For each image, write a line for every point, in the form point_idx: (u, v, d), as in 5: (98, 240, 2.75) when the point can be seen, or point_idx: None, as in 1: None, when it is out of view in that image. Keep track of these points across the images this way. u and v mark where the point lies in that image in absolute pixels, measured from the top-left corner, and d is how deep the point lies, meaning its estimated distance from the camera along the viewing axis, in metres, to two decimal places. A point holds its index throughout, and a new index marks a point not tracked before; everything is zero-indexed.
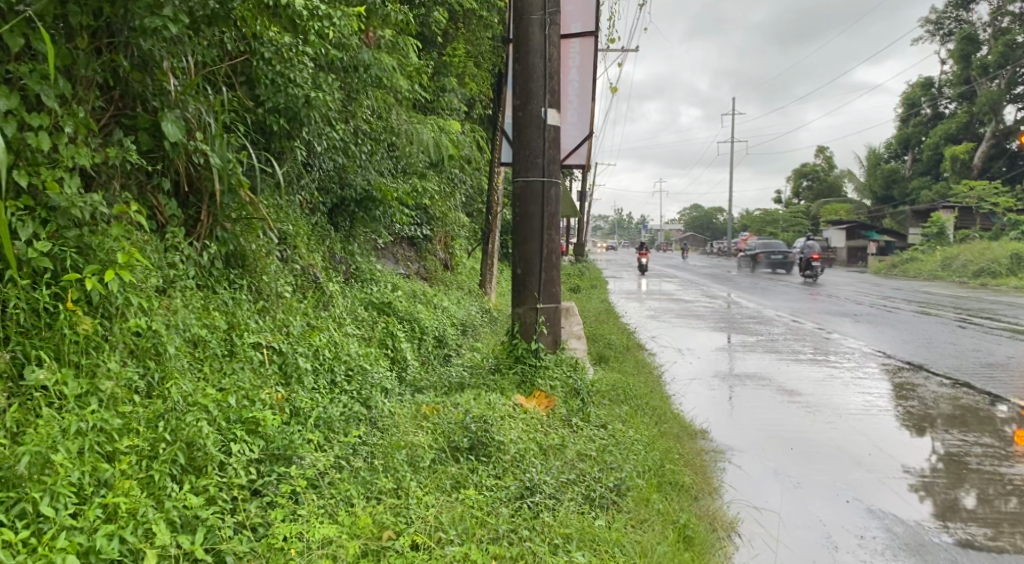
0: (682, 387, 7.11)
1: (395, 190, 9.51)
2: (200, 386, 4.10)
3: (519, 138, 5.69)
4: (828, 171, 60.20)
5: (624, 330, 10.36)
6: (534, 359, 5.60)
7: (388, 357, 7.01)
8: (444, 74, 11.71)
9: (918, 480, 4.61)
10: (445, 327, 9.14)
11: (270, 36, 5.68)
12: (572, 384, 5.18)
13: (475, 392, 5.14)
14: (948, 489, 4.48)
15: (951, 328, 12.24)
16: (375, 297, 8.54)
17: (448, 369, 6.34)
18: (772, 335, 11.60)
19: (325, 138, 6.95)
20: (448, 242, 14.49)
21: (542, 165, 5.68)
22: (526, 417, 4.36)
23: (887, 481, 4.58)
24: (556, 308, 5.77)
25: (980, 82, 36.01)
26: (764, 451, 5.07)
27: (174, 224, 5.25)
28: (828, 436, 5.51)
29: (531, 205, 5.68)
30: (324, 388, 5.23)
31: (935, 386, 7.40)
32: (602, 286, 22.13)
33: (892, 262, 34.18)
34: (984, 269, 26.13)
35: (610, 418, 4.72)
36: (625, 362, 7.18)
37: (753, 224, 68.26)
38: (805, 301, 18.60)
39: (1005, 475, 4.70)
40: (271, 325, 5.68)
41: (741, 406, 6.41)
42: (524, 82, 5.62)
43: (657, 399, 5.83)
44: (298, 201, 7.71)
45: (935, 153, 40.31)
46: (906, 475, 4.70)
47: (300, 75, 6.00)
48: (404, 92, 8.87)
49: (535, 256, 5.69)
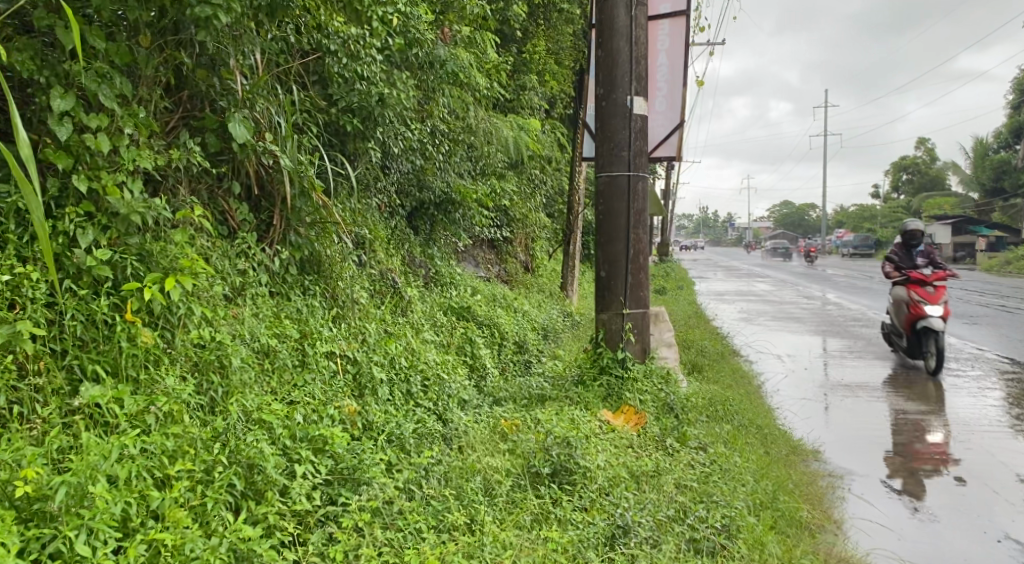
0: (785, 399, 6.51)
1: (475, 191, 9.23)
2: (265, 401, 3.85)
3: (603, 129, 5.27)
4: (930, 164, 57.02)
5: (717, 335, 9.76)
6: (621, 371, 5.16)
7: (467, 365, 6.70)
8: (523, 71, 11.34)
9: None
10: (526, 332, 8.81)
11: (334, 26, 5.35)
12: (664, 398, 4.71)
13: (559, 407, 4.75)
14: None
15: None
16: (454, 302, 8.31)
17: (529, 379, 5.97)
18: (880, 339, 10.73)
19: (401, 138, 6.65)
20: (529, 243, 14.18)
21: (628, 158, 5.23)
22: (614, 440, 3.92)
23: None
24: (645, 314, 5.30)
25: None
26: (886, 476, 4.48)
27: (246, 229, 5.07)
28: (960, 457, 4.85)
29: (616, 202, 5.24)
30: (399, 400, 4.94)
31: None
32: (689, 286, 21.38)
33: (1004, 258, 32.01)
34: None
35: (710, 440, 4.22)
36: (721, 372, 6.62)
37: (848, 221, 65.39)
38: (909, 301, 17.43)
39: None
40: (345, 333, 5.44)
41: (854, 420, 5.81)
42: (608, 69, 5.20)
43: (759, 415, 5.29)
44: (376, 204, 7.51)
45: None
46: None
47: (369, 69, 5.77)
48: (481, 89, 8.56)
49: (621, 257, 5.25)
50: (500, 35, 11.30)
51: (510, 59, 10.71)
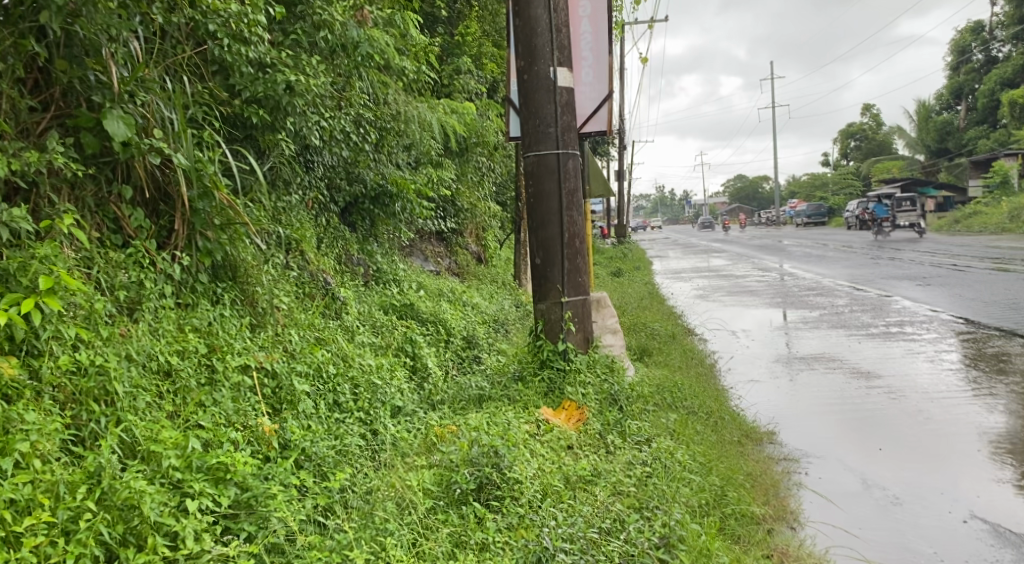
0: (741, 379, 6.22)
1: (413, 182, 8.84)
2: (157, 428, 3.41)
3: (526, 105, 4.90)
4: (876, 130, 57.83)
5: (671, 314, 9.52)
6: (563, 363, 4.82)
7: (407, 367, 6.31)
8: (457, 54, 10.85)
9: None
10: (476, 327, 8.46)
11: (211, 3, 4.86)
12: (608, 389, 4.37)
13: (496, 408, 4.40)
14: None
15: None
16: (395, 300, 7.95)
17: (470, 378, 5.59)
18: (836, 307, 10.56)
19: (317, 127, 6.15)
20: (480, 234, 13.84)
21: (556, 135, 4.88)
22: (548, 443, 3.56)
23: (1006, 488, 3.67)
24: (584, 302, 4.95)
25: None
26: (846, 456, 4.20)
27: (143, 236, 4.60)
28: (921, 430, 4.60)
29: (546, 183, 4.88)
30: (325, 413, 4.55)
31: None
32: (647, 266, 21.18)
33: (952, 218, 32.57)
34: None
35: (655, 434, 3.90)
36: (672, 354, 6.32)
37: (802, 191, 66.20)
38: (864, 266, 17.43)
39: None
40: (265, 343, 4.98)
41: (810, 395, 5.55)
42: (526, 40, 4.82)
43: (711, 399, 4.98)
44: (301, 203, 7.08)
45: (992, 99, 38.65)
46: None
47: (261, 50, 5.29)
48: (408, 73, 8.10)
49: (555, 241, 4.90)
50: (429, 18, 10.89)
51: (439, 41, 10.23)
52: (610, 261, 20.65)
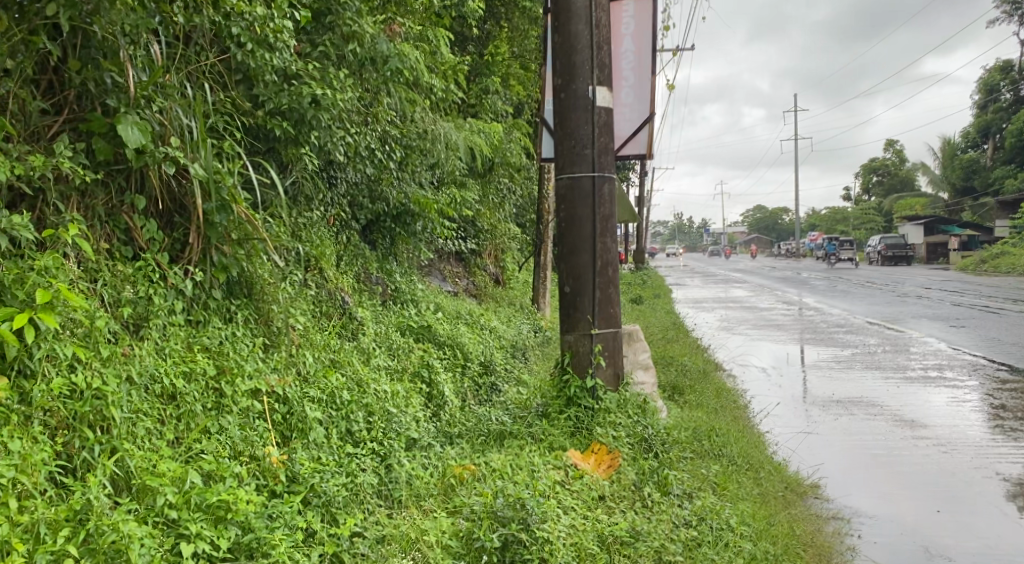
0: (776, 422, 5.87)
1: (435, 202, 8.65)
2: (155, 460, 3.15)
3: (561, 125, 4.64)
4: (900, 166, 57.47)
5: (696, 348, 9.20)
6: (591, 401, 4.50)
7: (424, 394, 6.02)
8: (485, 74, 10.63)
9: None
10: (495, 352, 8.18)
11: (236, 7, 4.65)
12: (641, 432, 4.05)
13: (519, 448, 4.09)
14: None
15: None
16: (413, 322, 7.73)
17: (490, 410, 5.28)
18: (867, 347, 10.17)
19: (341, 141, 5.90)
20: (500, 255, 13.63)
21: (592, 157, 4.61)
22: (579, 496, 3.25)
23: None
24: (616, 335, 4.65)
25: None
26: (898, 517, 3.85)
27: (155, 248, 4.36)
28: (980, 490, 4.24)
29: (579, 207, 4.61)
30: (337, 444, 4.28)
31: None
32: (667, 294, 20.83)
33: (978, 257, 32.05)
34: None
35: (694, 487, 3.57)
36: (704, 394, 5.98)
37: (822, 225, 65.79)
38: (890, 304, 17.01)
39: None
40: (277, 365, 4.70)
41: (852, 445, 5.19)
42: (565, 56, 4.58)
43: (749, 446, 4.64)
44: (321, 219, 6.87)
45: (1019, 141, 38.16)
46: None
47: (286, 59, 5.04)
48: (435, 90, 7.88)
49: (587, 270, 4.61)
50: (458, 36, 10.73)
51: (468, 60, 10.01)
52: (629, 287, 20.33)
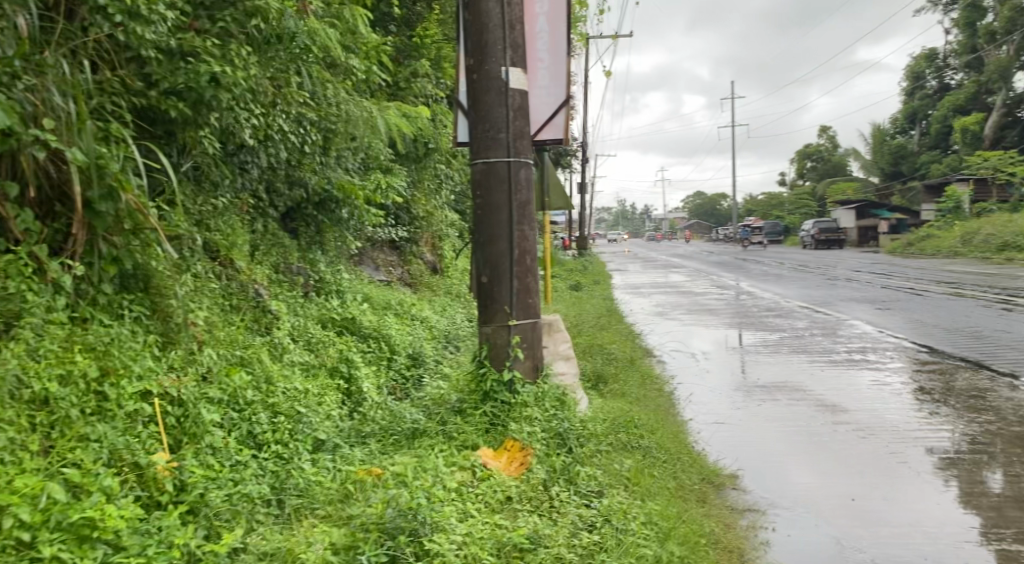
0: (700, 410, 5.80)
1: (361, 189, 8.38)
2: (13, 475, 2.86)
3: (475, 108, 4.36)
4: (833, 152, 59.08)
5: (628, 335, 9.14)
6: (508, 395, 4.30)
7: (342, 390, 5.78)
8: (414, 55, 10.31)
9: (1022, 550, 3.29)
10: (423, 344, 7.96)
11: None
12: (556, 427, 3.89)
13: (429, 447, 3.89)
14: None
15: (995, 312, 10.95)
16: (336, 314, 7.46)
17: (406, 406, 5.07)
18: (796, 330, 10.26)
19: (246, 123, 5.56)
20: (435, 243, 13.40)
21: (508, 142, 4.36)
22: (479, 501, 3.07)
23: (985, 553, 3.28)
24: (534, 325, 4.46)
25: (987, 50, 36.62)
26: (813, 508, 3.78)
27: (31, 240, 4.03)
28: (895, 477, 4.20)
29: (494, 194, 4.37)
30: (237, 448, 4.02)
31: (1008, 390, 6.00)
32: (606, 280, 20.86)
33: (906, 240, 33.09)
34: (1009, 244, 25.42)
35: (606, 484, 3.43)
36: (630, 383, 5.87)
37: (759, 210, 67.24)
38: (821, 287, 17.33)
39: None
40: (174, 364, 4.41)
41: (774, 432, 5.13)
42: (476, 35, 4.29)
43: (669, 437, 4.53)
44: (232, 208, 6.58)
45: (943, 126, 40.34)
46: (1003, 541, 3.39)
47: (164, 33, 4.66)
48: (356, 72, 7.58)
49: (504, 259, 4.39)
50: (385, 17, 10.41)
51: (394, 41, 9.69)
52: (569, 274, 20.26)
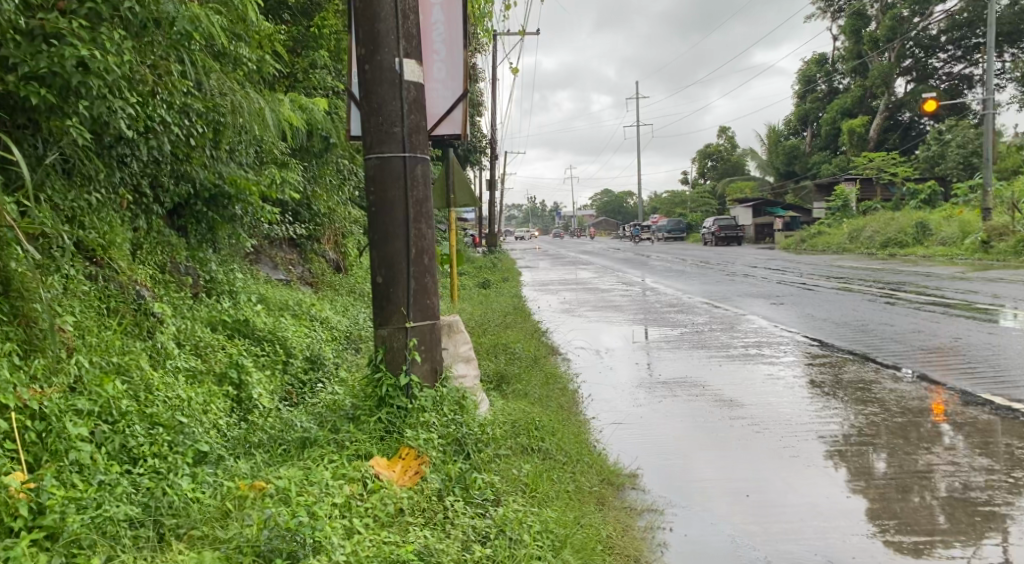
0: (603, 409, 5.78)
1: (255, 184, 8.03)
2: None
3: (367, 101, 4.14)
4: (732, 151, 61.35)
5: (534, 332, 9.11)
6: (405, 401, 4.10)
7: (231, 396, 5.48)
8: (312, 47, 9.97)
9: (906, 540, 3.38)
10: (322, 345, 7.67)
11: None
12: (454, 433, 3.75)
13: (320, 457, 3.68)
14: (948, 553, 3.24)
15: (880, 305, 11.51)
16: (227, 316, 7.11)
17: (299, 412, 4.84)
18: (696, 326, 10.48)
19: (121, 112, 5.15)
20: (338, 240, 13.05)
21: (403, 136, 4.16)
22: (368, 515, 2.91)
23: (871, 545, 3.35)
24: (432, 327, 4.26)
25: (871, 56, 38.67)
26: (711, 507, 3.79)
27: None
28: (788, 471, 4.28)
29: (390, 190, 4.15)
30: (108, 464, 3.70)
31: (892, 382, 6.25)
32: (514, 277, 20.90)
33: (799, 236, 34.62)
34: (891, 240, 26.95)
35: (503, 491, 3.33)
36: (531, 383, 5.81)
37: (663, 208, 69.09)
38: (721, 283, 17.84)
39: (1010, 522, 3.50)
40: (36, 375, 4.02)
41: (673, 430, 5.15)
42: (368, 23, 4.08)
43: (570, 438, 4.46)
44: (110, 206, 6.17)
45: (833, 128, 42.12)
46: (888, 532, 3.47)
47: (13, 11, 4.26)
48: (246, 61, 7.23)
49: (401, 258, 4.18)
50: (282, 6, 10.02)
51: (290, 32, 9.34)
52: (477, 271, 20.18)
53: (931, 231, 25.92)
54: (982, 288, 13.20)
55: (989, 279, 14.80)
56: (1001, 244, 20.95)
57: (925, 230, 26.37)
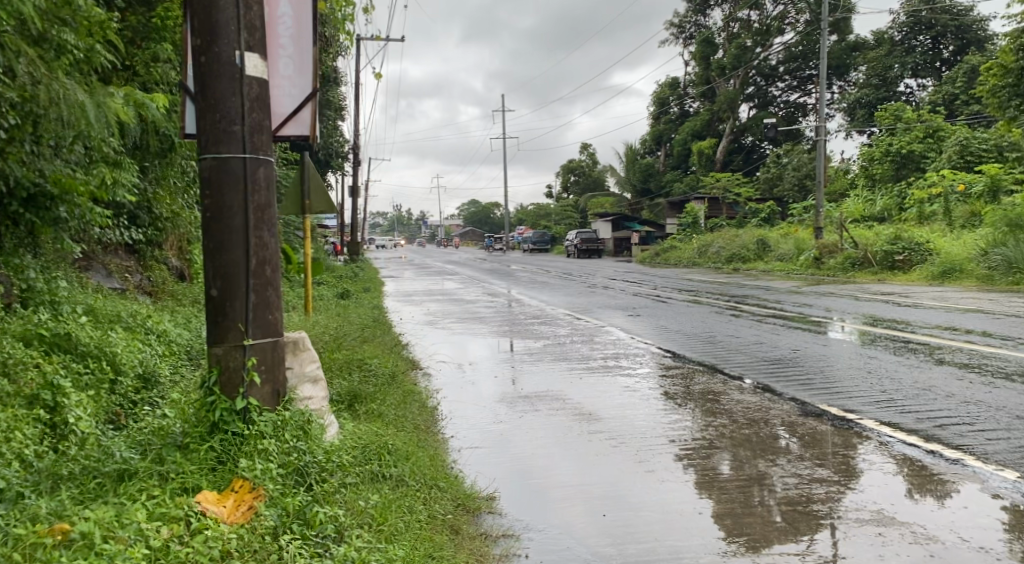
0: (461, 426, 5.60)
1: (82, 184, 7.29)
2: None
3: (204, 95, 3.76)
4: (592, 166, 63.31)
5: (392, 346, 8.82)
6: (242, 426, 3.74)
7: (43, 422, 4.86)
8: (153, 38, 9.24)
9: (753, 554, 3.41)
10: (157, 361, 7.02)
11: None
12: (295, 462, 3.43)
13: (139, 492, 3.26)
14: None
15: (727, 317, 12.05)
16: (44, 329, 6.36)
17: (122, 438, 4.33)
18: (556, 338, 10.53)
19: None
20: (183, 246, 12.19)
21: (244, 136, 3.80)
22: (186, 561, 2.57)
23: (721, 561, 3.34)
24: (274, 345, 3.91)
25: (718, 82, 41.09)
26: (567, 529, 3.68)
27: None
28: (643, 487, 4.25)
29: (227, 193, 3.77)
30: None
31: (739, 394, 6.46)
32: (375, 287, 20.41)
33: (654, 250, 36.09)
34: (736, 255, 28.57)
35: (348, 525, 3.05)
36: (387, 400, 5.53)
37: (526, 220, 70.23)
38: (580, 295, 18.17)
39: (846, 531, 3.61)
40: None
41: (532, 447, 5.04)
42: (205, 11, 3.71)
43: (425, 460, 4.24)
44: None
45: (684, 148, 44.35)
46: (736, 546, 3.49)
47: None
48: (71, 47, 6.55)
49: (239, 269, 3.80)
50: None
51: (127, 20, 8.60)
52: (337, 281, 19.56)
53: (771, 247, 27.70)
54: (817, 302, 14.11)
55: (822, 293, 15.87)
56: (832, 261, 22.65)
57: (766, 246, 28.13)
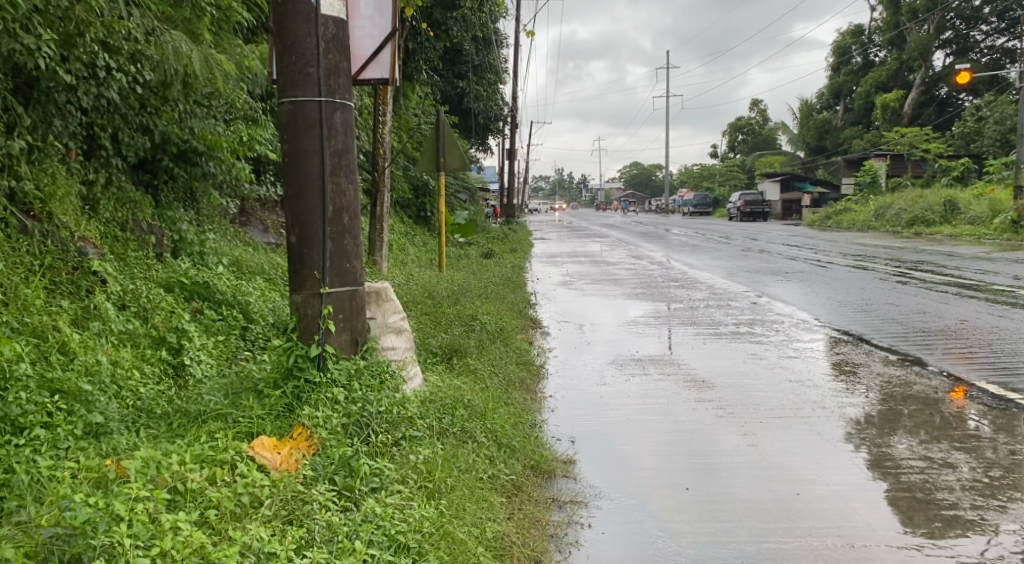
0: (563, 387, 5.37)
1: (224, 139, 7.61)
2: None
3: (280, 38, 3.70)
4: (763, 125, 60.00)
5: (517, 305, 8.71)
6: (315, 375, 3.71)
7: (165, 362, 5.13)
8: None
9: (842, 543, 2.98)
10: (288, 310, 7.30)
11: None
12: (358, 412, 3.36)
13: (210, 434, 3.31)
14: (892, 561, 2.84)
15: (891, 284, 10.95)
16: (185, 276, 6.65)
17: (222, 379, 4.45)
18: (692, 301, 10.01)
19: (33, 50, 5.01)
20: None
21: (320, 78, 3.71)
22: (213, 507, 2.51)
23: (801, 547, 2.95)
24: (351, 294, 3.84)
25: (908, 27, 37.35)
26: (644, 501, 3.38)
27: None
28: (738, 461, 3.86)
29: (304, 137, 3.71)
30: None
31: (881, 366, 5.77)
32: (524, 248, 20.45)
33: (825, 213, 33.63)
34: (918, 218, 26.01)
35: (395, 479, 2.93)
36: (487, 358, 5.39)
37: (690, 182, 67.98)
38: (734, 258, 17.26)
39: (970, 528, 3.08)
40: None
41: (631, 412, 4.72)
42: None
43: (506, 419, 4.07)
44: (43, 158, 5.89)
45: (866, 102, 40.87)
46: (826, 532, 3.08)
47: None
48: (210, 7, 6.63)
49: (316, 215, 3.73)
50: None
51: None
52: (487, 241, 19.80)
53: (960, 210, 25.01)
54: (1004, 270, 12.47)
55: (1013, 260, 14.03)
56: None
57: (954, 208, 25.39)
